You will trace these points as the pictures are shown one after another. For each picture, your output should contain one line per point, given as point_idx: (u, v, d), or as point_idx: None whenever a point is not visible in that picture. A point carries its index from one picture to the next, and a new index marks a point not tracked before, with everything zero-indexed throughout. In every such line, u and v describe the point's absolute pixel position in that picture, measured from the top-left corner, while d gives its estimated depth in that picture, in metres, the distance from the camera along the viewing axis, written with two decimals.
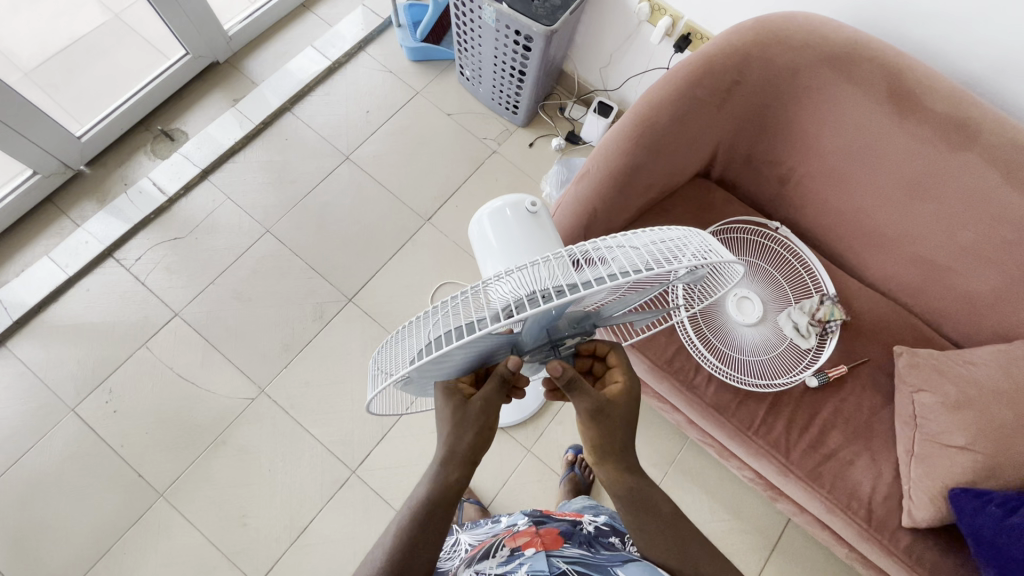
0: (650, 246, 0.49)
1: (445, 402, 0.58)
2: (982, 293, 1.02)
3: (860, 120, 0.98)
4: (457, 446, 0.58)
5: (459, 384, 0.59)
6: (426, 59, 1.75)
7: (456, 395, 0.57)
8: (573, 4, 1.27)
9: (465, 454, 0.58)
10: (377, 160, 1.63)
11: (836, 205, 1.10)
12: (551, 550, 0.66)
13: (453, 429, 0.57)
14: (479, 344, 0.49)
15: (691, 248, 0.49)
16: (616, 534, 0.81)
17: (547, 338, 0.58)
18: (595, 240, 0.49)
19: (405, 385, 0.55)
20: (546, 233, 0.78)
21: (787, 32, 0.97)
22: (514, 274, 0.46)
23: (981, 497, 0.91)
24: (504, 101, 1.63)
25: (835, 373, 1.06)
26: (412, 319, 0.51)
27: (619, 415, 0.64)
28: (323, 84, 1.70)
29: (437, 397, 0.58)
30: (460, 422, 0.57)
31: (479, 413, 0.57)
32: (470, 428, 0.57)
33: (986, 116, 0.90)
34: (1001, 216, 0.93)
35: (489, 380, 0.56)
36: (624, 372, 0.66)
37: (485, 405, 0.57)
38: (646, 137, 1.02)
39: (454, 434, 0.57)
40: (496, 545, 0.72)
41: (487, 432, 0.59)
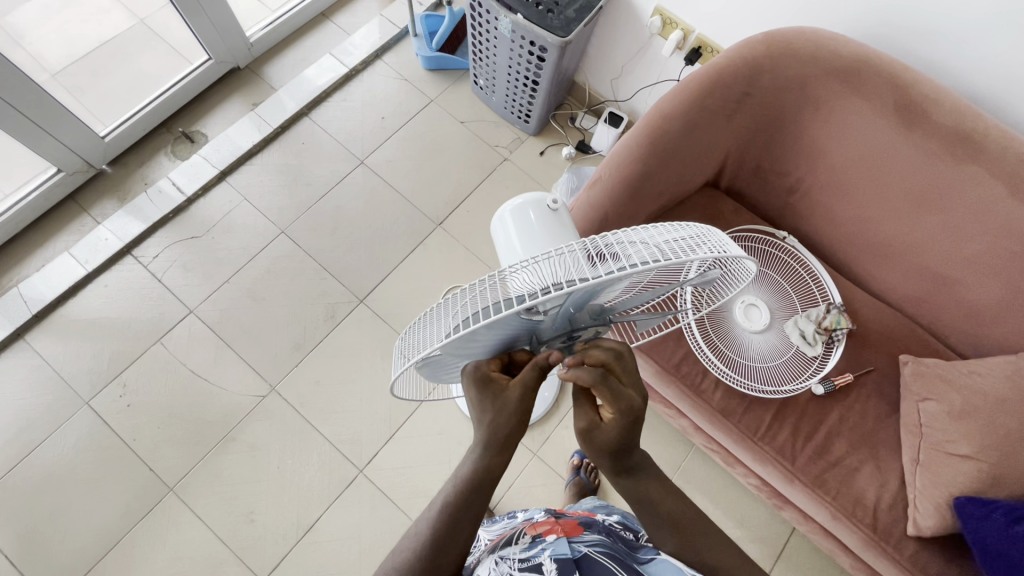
0: (664, 242, 0.50)
1: (481, 391, 0.59)
2: (987, 304, 1.03)
3: (867, 133, 1.00)
4: (495, 433, 0.59)
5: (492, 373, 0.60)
6: (440, 68, 1.79)
7: (489, 385, 0.59)
8: (587, 16, 1.30)
9: (501, 442, 0.60)
10: (390, 166, 1.66)
11: (842, 216, 1.12)
12: (572, 537, 0.68)
13: (491, 418, 0.58)
14: (499, 329, 0.51)
15: (704, 244, 0.51)
16: (630, 529, 0.82)
17: (567, 328, 0.59)
18: (608, 234, 0.50)
19: (425, 368, 0.57)
20: (568, 231, 0.81)
21: (797, 45, 1.00)
22: (530, 265, 0.48)
23: (986, 506, 0.91)
24: (516, 110, 1.67)
25: (841, 382, 1.08)
26: (432, 306, 0.52)
27: (607, 438, 0.63)
28: (339, 90, 1.74)
29: (470, 385, 0.60)
30: (498, 411, 0.58)
31: (517, 402, 0.58)
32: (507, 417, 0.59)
33: (991, 130, 0.92)
34: (1006, 229, 0.95)
35: (527, 368, 0.58)
36: (612, 405, 0.59)
37: (522, 393, 0.58)
38: (658, 145, 1.04)
39: (493, 422, 0.59)
40: (518, 533, 0.74)
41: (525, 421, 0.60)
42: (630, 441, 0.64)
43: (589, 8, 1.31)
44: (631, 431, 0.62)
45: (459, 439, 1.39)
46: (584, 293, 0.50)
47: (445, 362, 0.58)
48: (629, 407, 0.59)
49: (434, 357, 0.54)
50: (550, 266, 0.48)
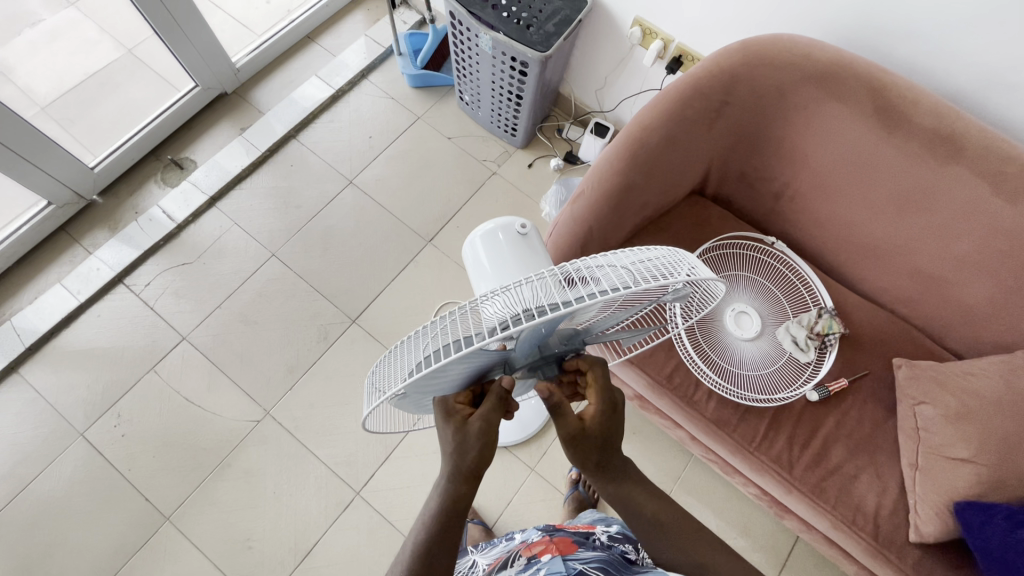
0: (635, 267, 0.50)
1: (445, 422, 0.59)
2: (980, 303, 1.03)
3: (848, 137, 0.99)
4: (461, 462, 0.58)
5: (458, 404, 0.60)
6: (426, 86, 1.79)
7: (455, 416, 0.59)
8: (567, 30, 1.31)
9: (471, 470, 0.59)
10: (380, 184, 1.67)
11: (830, 220, 1.12)
12: (567, 554, 0.68)
13: (453, 450, 0.58)
14: (472, 359, 0.51)
15: (674, 268, 0.50)
16: (630, 542, 0.83)
17: (537, 354, 0.61)
18: (581, 259, 0.50)
19: (400, 401, 0.57)
20: (536, 254, 0.83)
21: (773, 52, 0.98)
22: (503, 292, 0.47)
23: (987, 510, 0.90)
24: (502, 124, 1.67)
25: (836, 387, 1.07)
26: (404, 337, 0.52)
27: (593, 439, 0.63)
28: (326, 111, 1.75)
29: (437, 417, 0.60)
30: (459, 442, 0.58)
31: (475, 431, 0.58)
32: (470, 451, 0.58)
33: (972, 130, 0.91)
34: (994, 227, 0.95)
35: (486, 401, 0.59)
36: (597, 396, 0.63)
37: (483, 424, 0.58)
38: (639, 156, 1.03)
39: (456, 453, 0.58)
40: (513, 555, 0.74)
41: (489, 452, 0.59)
42: (612, 438, 0.65)
43: (569, 22, 1.31)
44: (615, 426, 0.65)
45: None
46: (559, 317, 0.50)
47: (421, 397, 0.58)
48: (612, 396, 0.63)
49: (407, 393, 0.53)
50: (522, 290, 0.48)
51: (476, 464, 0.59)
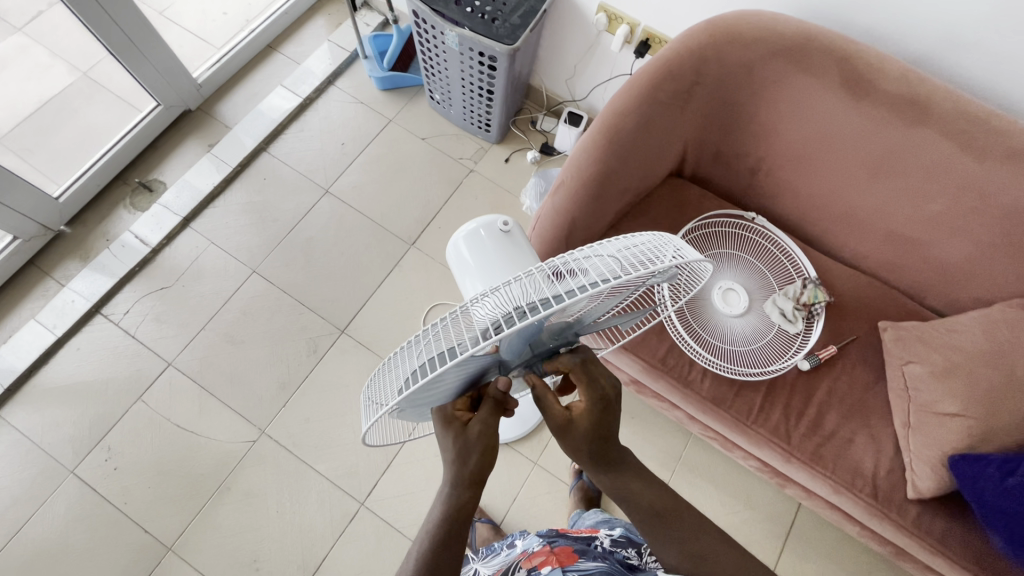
0: (621, 254, 0.50)
1: (444, 431, 0.60)
2: (956, 259, 1.06)
3: (818, 108, 1.00)
4: (464, 469, 0.59)
5: (456, 410, 0.62)
6: (394, 88, 1.77)
7: (454, 422, 0.60)
8: (533, 21, 1.30)
9: (474, 476, 0.60)
10: (357, 191, 1.64)
11: (807, 190, 1.13)
12: (567, 566, 0.70)
13: (455, 457, 0.59)
14: (467, 364, 0.50)
15: (661, 252, 0.50)
16: (633, 546, 0.83)
17: (530, 352, 0.60)
18: (566, 253, 0.50)
19: (400, 414, 0.56)
20: (521, 251, 0.81)
21: (738, 29, 0.98)
22: (492, 294, 0.48)
23: (979, 461, 0.92)
24: (475, 120, 1.66)
25: (825, 354, 1.09)
26: (397, 348, 0.52)
27: (584, 431, 0.64)
28: (296, 121, 1.72)
29: (436, 426, 0.61)
30: (462, 447, 0.59)
31: (475, 436, 0.59)
32: (473, 454, 0.59)
33: (937, 91, 0.93)
34: (964, 185, 0.97)
35: (483, 403, 0.60)
36: (585, 390, 0.63)
37: (483, 428, 0.59)
38: (616, 143, 1.03)
39: (459, 460, 0.59)
40: (515, 567, 0.76)
41: (491, 454, 0.61)
42: (606, 430, 0.65)
43: (534, 13, 1.30)
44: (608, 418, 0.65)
45: None
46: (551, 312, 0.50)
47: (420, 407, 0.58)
48: (602, 389, 0.63)
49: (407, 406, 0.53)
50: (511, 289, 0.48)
51: (480, 470, 0.60)
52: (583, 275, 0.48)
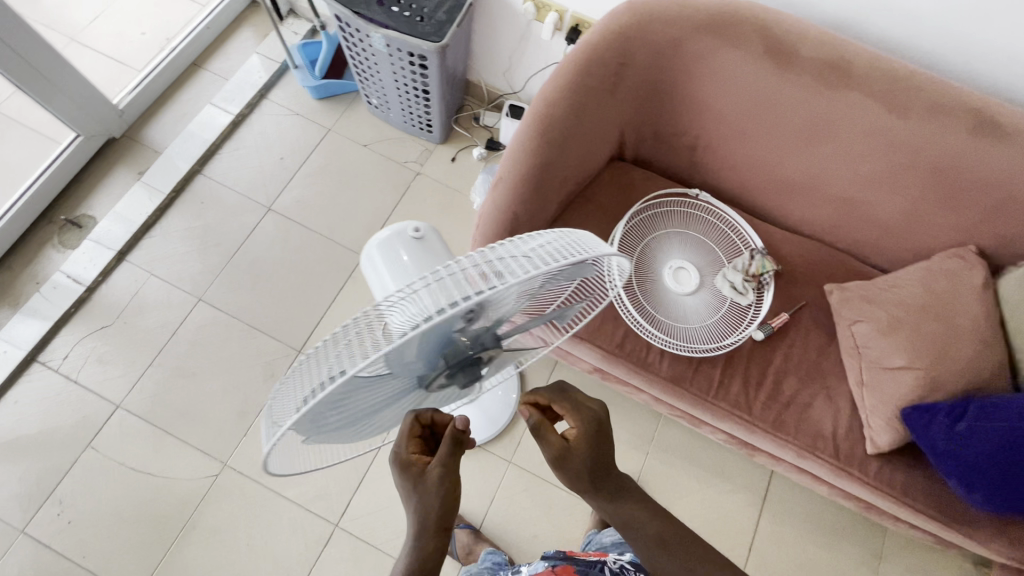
0: (538, 250, 0.49)
1: (404, 477, 0.58)
2: (893, 216, 1.08)
3: (746, 81, 1.00)
4: (426, 520, 0.58)
5: (415, 455, 0.59)
6: (330, 96, 1.72)
7: (414, 468, 0.58)
8: (459, 16, 1.27)
9: (437, 526, 0.59)
10: (301, 206, 1.59)
11: (745, 163, 1.13)
12: None
13: (420, 502, 0.58)
14: (384, 371, 0.47)
15: (578, 247, 0.50)
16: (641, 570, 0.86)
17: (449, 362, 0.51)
18: (482, 250, 0.49)
19: (311, 430, 0.52)
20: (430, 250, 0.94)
21: (660, 7, 0.96)
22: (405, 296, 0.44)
23: (929, 411, 0.94)
24: (416, 122, 1.62)
25: (777, 322, 1.10)
26: (305, 355, 0.48)
27: (582, 458, 0.65)
28: (229, 139, 1.65)
29: (394, 472, 0.59)
30: (426, 492, 0.58)
31: (436, 484, 0.58)
32: (437, 497, 0.58)
33: (855, 54, 0.95)
34: (892, 143, 0.98)
35: (442, 444, 0.58)
36: (576, 417, 0.65)
37: (443, 472, 0.58)
38: (550, 134, 1.00)
39: (420, 508, 0.58)
40: None
41: (458, 494, 0.60)
42: (600, 456, 0.67)
43: (459, 7, 1.28)
44: (602, 444, 0.66)
45: None
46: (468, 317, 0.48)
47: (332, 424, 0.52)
48: (591, 413, 0.66)
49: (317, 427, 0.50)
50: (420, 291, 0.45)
51: (440, 519, 0.59)
52: (494, 274, 0.46)
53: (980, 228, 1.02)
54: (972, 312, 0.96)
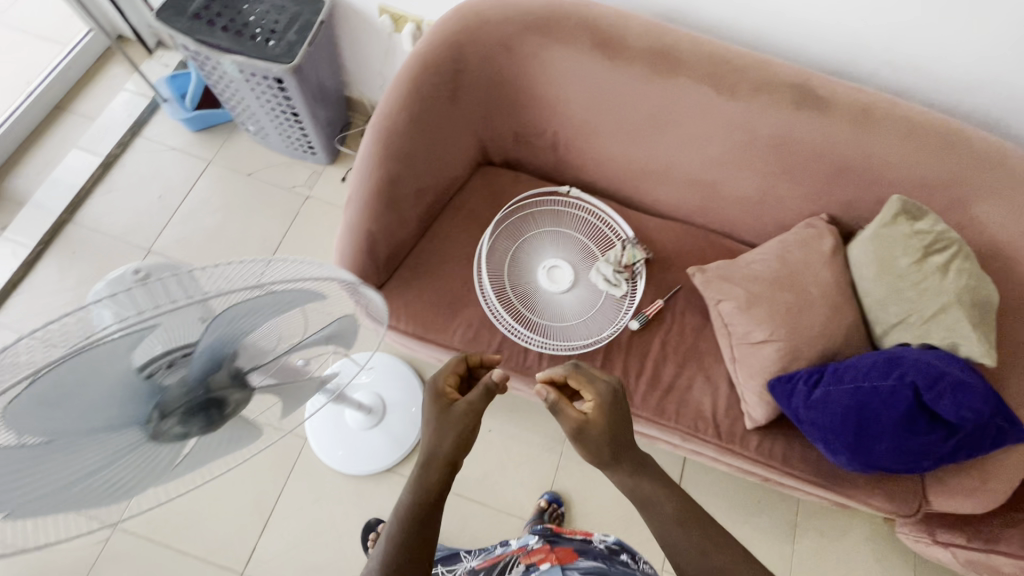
0: (291, 273, 0.49)
1: (433, 403, 0.75)
2: (749, 193, 1.10)
3: (584, 75, 1.00)
4: (438, 448, 0.70)
5: (448, 391, 0.76)
6: (208, 127, 1.65)
7: (441, 399, 0.74)
8: (309, 36, 1.24)
9: (446, 457, 0.70)
10: (184, 244, 1.53)
11: (606, 156, 1.14)
12: (567, 565, 0.86)
13: (438, 424, 0.72)
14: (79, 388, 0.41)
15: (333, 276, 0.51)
16: (626, 552, 0.94)
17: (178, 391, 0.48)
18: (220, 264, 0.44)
19: None
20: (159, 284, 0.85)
21: (484, 10, 0.96)
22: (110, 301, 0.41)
23: (791, 379, 0.95)
24: (297, 145, 1.57)
25: (650, 310, 1.10)
26: None
27: (598, 431, 0.71)
28: (101, 182, 1.57)
29: (429, 398, 0.76)
30: (444, 420, 0.72)
31: (461, 413, 0.72)
32: (449, 433, 0.71)
33: (679, 42, 0.97)
34: (730, 123, 1.00)
35: (477, 390, 0.74)
36: (592, 389, 0.74)
37: (468, 407, 0.73)
38: (394, 148, 0.97)
39: (435, 440, 0.71)
40: (513, 561, 0.91)
41: (469, 435, 0.72)
42: (620, 428, 0.73)
43: (310, 27, 1.25)
44: (616, 415, 0.73)
45: (335, 496, 1.32)
46: (164, 352, 0.44)
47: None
48: (608, 385, 0.75)
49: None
50: (105, 310, 0.40)
51: (456, 452, 0.71)
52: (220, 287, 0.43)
53: (826, 197, 1.06)
54: (822, 279, 0.99)
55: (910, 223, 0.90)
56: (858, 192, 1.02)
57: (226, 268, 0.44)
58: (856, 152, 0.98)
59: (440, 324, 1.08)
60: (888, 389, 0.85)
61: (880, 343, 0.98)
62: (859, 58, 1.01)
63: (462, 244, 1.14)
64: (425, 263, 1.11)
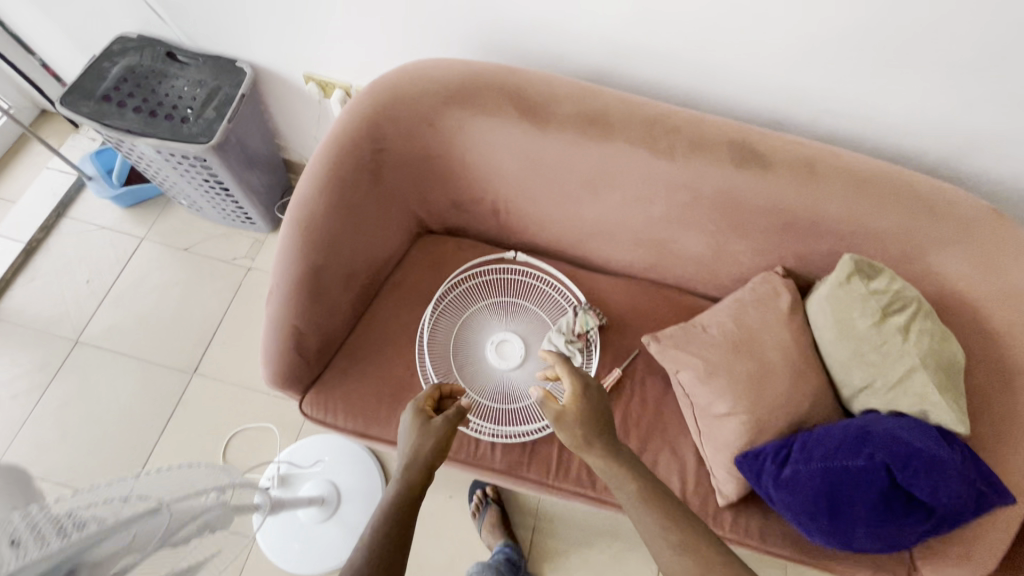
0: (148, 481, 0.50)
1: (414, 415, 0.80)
2: (700, 249, 1.05)
3: (513, 144, 0.94)
4: (417, 456, 0.74)
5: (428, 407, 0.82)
6: (139, 202, 1.57)
7: (422, 412, 0.80)
8: (229, 111, 1.17)
9: (425, 464, 0.74)
10: (116, 330, 1.43)
11: (549, 220, 1.08)
12: None
13: (416, 440, 0.76)
14: None
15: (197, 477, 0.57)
16: None
17: None
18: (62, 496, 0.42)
19: None
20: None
21: (401, 86, 0.91)
22: None
23: (758, 457, 0.88)
24: (234, 216, 1.49)
25: (608, 382, 1.03)
26: None
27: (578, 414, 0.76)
28: (24, 270, 1.47)
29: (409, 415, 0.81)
30: (424, 431, 0.77)
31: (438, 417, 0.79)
32: (429, 439, 0.76)
33: (610, 106, 0.92)
34: (672, 184, 0.95)
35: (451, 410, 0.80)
36: (569, 375, 0.80)
37: (444, 420, 0.78)
38: (314, 238, 0.89)
39: (416, 445, 0.76)
40: None
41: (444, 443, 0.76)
42: (598, 412, 0.77)
43: (230, 102, 1.18)
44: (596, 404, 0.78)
45: None
46: None
47: None
48: (582, 372, 0.81)
49: None
50: None
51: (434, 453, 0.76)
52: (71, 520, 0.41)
53: (779, 252, 1.00)
54: (782, 342, 0.93)
55: (864, 283, 0.85)
56: (811, 246, 0.98)
57: (86, 493, 0.43)
58: (804, 207, 0.93)
59: (383, 416, 0.99)
60: (870, 462, 0.78)
61: (850, 407, 0.92)
62: (798, 108, 0.97)
63: (402, 325, 1.06)
64: (363, 350, 1.03)
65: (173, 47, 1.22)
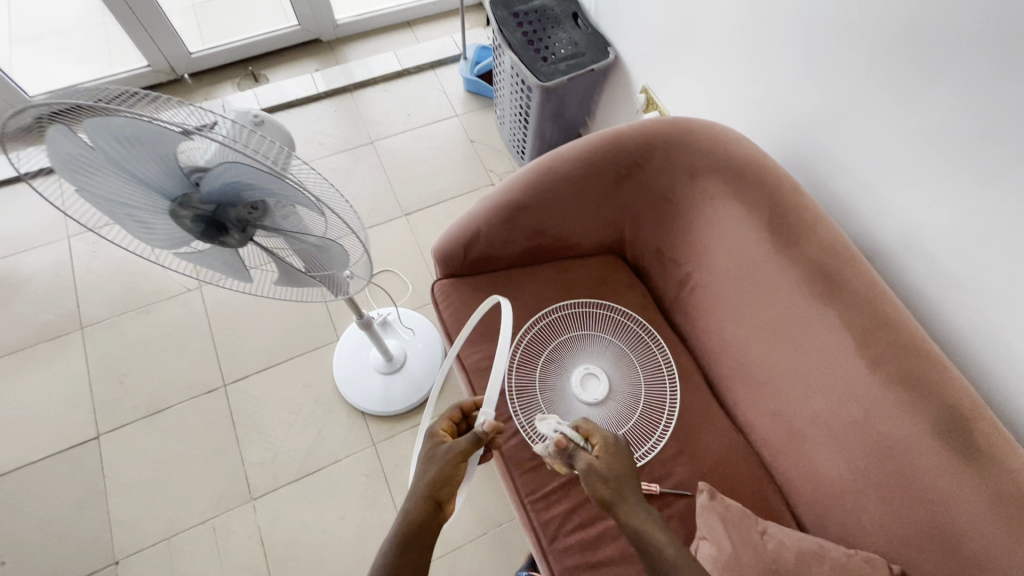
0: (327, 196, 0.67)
1: (427, 442, 0.84)
2: (828, 472, 0.91)
3: (739, 241, 0.96)
4: (421, 482, 0.78)
5: (440, 432, 0.85)
6: (477, 92, 1.97)
7: (433, 438, 0.84)
8: (574, 73, 1.40)
9: (425, 493, 0.77)
10: (392, 153, 1.85)
11: (718, 326, 1.05)
12: None
13: (425, 460, 0.81)
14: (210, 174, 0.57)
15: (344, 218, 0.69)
16: None
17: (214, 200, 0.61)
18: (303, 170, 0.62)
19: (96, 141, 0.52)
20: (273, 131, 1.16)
21: (697, 134, 0.99)
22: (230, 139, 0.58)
23: None
24: (516, 146, 1.76)
25: (641, 486, 0.96)
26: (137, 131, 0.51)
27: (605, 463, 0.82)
28: (387, 82, 1.99)
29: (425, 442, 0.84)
30: (428, 458, 0.81)
31: (445, 453, 0.80)
32: (433, 465, 0.79)
33: (856, 276, 0.85)
34: (852, 390, 0.85)
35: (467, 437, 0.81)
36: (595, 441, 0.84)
37: (450, 452, 0.80)
38: (542, 183, 1.06)
39: (421, 472, 0.80)
40: None
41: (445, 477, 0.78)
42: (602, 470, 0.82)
43: (580, 68, 1.41)
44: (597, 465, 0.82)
45: (316, 399, 1.45)
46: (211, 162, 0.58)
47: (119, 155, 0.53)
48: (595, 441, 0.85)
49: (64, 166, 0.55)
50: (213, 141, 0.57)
51: (436, 488, 0.78)
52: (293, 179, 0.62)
53: (909, 554, 0.81)
54: None
55: None
56: None
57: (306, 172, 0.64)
58: (972, 534, 0.74)
59: (469, 337, 1.11)
60: None
61: None
62: None
63: (540, 296, 1.15)
64: (500, 285, 1.16)
65: (580, 12, 1.49)
